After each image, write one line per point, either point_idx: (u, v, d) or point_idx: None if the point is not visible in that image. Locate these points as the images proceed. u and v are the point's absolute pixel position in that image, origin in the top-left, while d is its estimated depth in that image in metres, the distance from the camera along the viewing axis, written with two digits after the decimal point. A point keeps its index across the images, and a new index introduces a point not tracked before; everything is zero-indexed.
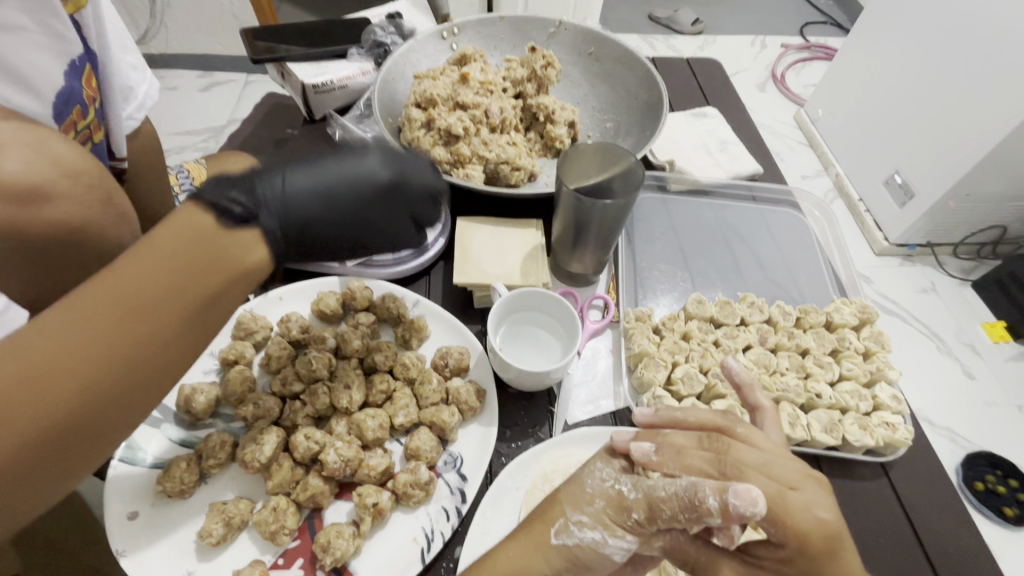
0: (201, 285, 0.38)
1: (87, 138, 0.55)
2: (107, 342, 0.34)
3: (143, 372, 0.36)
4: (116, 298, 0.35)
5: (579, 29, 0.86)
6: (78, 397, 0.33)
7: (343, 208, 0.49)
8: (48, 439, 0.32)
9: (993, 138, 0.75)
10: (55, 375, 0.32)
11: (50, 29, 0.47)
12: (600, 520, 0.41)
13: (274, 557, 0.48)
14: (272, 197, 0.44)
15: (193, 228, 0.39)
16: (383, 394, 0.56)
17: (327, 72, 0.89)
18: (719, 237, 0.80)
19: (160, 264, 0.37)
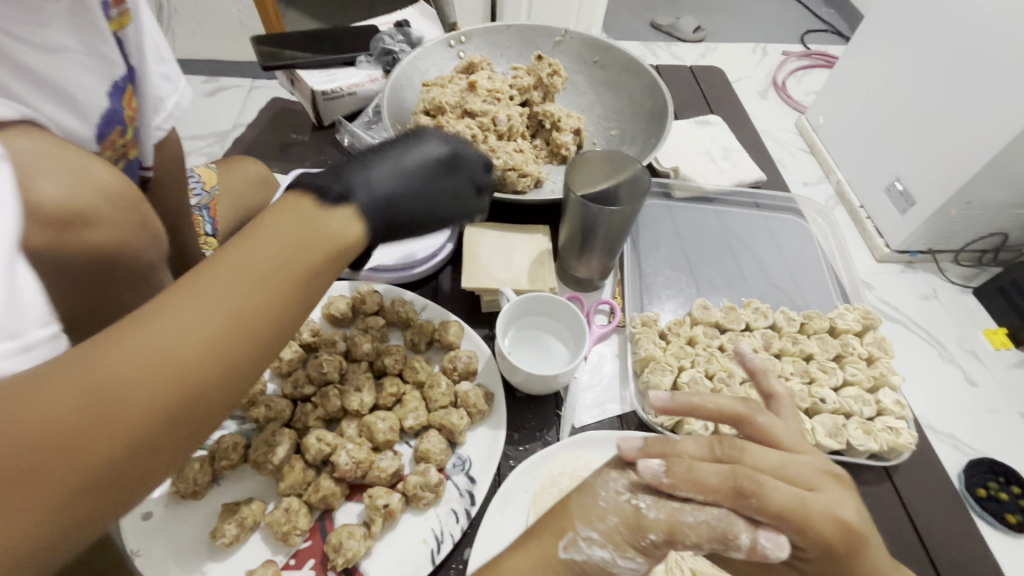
0: (306, 262, 0.36)
1: (121, 156, 0.57)
2: (215, 327, 0.32)
3: (245, 363, 0.33)
4: (221, 282, 0.33)
5: (584, 38, 0.88)
6: (190, 386, 0.31)
7: (421, 186, 0.47)
8: (151, 428, 0.29)
9: (993, 147, 0.76)
10: (170, 361, 0.30)
11: (96, 52, 0.49)
12: (611, 539, 0.39)
13: (286, 558, 0.48)
14: (360, 177, 0.43)
15: (294, 213, 0.38)
16: (393, 397, 0.57)
17: (336, 79, 0.90)
18: (723, 244, 0.81)
19: (262, 250, 0.35)
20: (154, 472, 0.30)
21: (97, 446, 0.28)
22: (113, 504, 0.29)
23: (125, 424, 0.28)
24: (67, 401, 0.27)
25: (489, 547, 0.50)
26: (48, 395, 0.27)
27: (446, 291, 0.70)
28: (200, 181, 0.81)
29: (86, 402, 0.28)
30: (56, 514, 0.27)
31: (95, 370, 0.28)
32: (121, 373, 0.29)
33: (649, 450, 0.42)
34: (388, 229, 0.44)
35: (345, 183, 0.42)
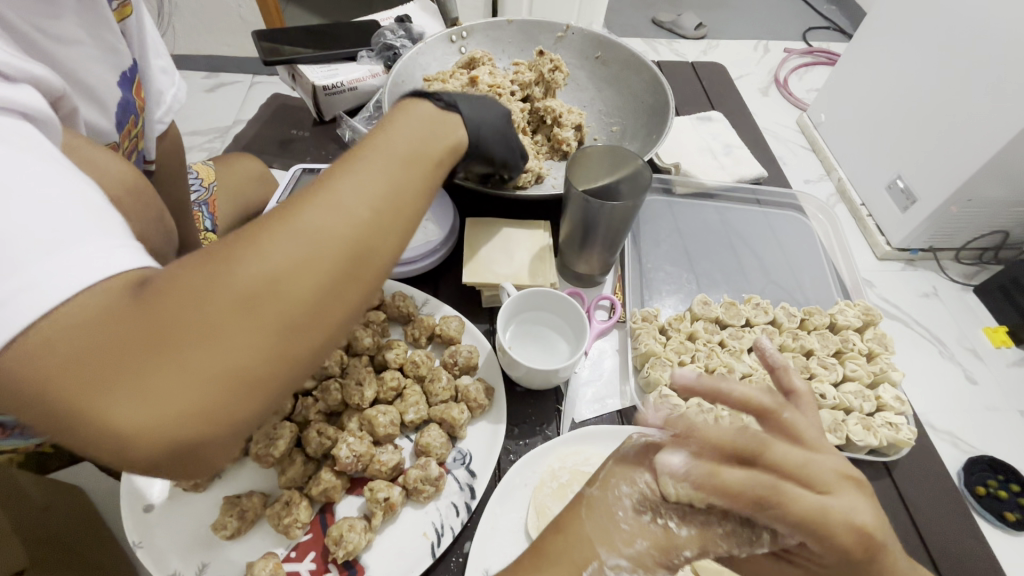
0: (416, 170, 0.37)
1: (132, 147, 0.58)
2: (368, 195, 0.34)
3: (397, 228, 0.35)
4: (364, 163, 0.35)
5: (586, 34, 0.88)
6: (356, 242, 0.33)
7: (502, 121, 0.51)
8: (301, 321, 0.31)
9: (995, 144, 0.76)
10: (335, 223, 0.32)
11: (103, 42, 0.49)
12: (642, 562, 0.40)
13: (287, 551, 0.49)
14: (462, 101, 0.47)
15: (412, 116, 0.41)
16: (394, 391, 0.57)
17: (338, 74, 0.90)
18: (724, 240, 0.81)
19: (396, 139, 0.38)
20: (309, 361, 0.32)
21: (287, 290, 0.30)
22: (302, 356, 0.31)
23: (298, 271, 0.31)
24: (259, 253, 0.31)
25: (488, 541, 0.50)
26: (244, 251, 0.31)
27: (445, 286, 0.70)
28: (198, 178, 0.82)
29: (249, 298, 0.30)
30: (261, 348, 0.30)
31: (268, 232, 0.32)
32: (290, 238, 0.31)
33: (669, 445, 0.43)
34: (477, 151, 0.48)
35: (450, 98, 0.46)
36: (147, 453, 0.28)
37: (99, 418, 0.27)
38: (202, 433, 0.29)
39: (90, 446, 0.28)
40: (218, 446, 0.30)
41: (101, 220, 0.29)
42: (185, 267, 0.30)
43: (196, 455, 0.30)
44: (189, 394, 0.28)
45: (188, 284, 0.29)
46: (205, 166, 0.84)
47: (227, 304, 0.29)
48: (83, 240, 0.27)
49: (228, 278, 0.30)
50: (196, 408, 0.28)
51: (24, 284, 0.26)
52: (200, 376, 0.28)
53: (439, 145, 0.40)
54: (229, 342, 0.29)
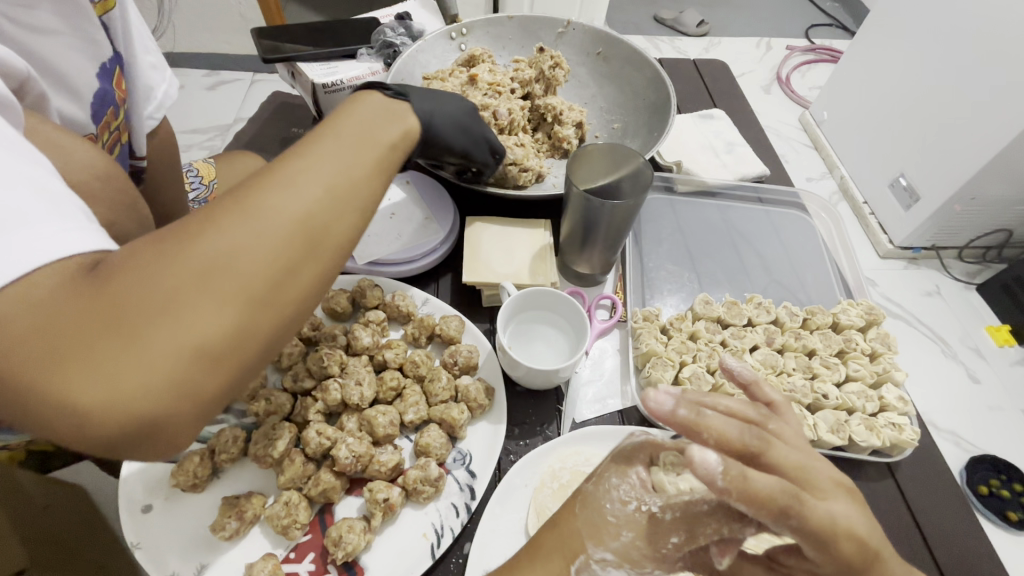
0: (372, 153, 0.38)
1: (115, 140, 0.57)
2: (326, 176, 0.35)
3: (355, 207, 0.35)
4: (317, 146, 0.36)
5: (587, 31, 0.87)
6: (314, 221, 0.33)
7: (457, 115, 0.53)
8: (258, 297, 0.31)
9: (998, 141, 0.75)
10: (292, 203, 0.33)
11: (82, 32, 0.49)
12: (626, 554, 0.40)
13: (286, 552, 0.48)
14: (414, 93, 0.49)
15: (367, 103, 0.42)
16: (393, 391, 0.57)
17: (337, 72, 0.89)
18: (726, 239, 0.80)
19: (353, 124, 0.39)
20: (268, 340, 0.32)
21: (245, 266, 0.31)
22: (259, 333, 0.31)
23: (253, 248, 0.31)
24: (217, 232, 0.31)
25: (487, 542, 0.49)
26: (201, 230, 0.31)
27: (445, 284, 0.69)
28: (197, 175, 0.82)
29: (202, 273, 0.30)
30: (221, 323, 0.30)
31: (221, 213, 0.32)
32: (244, 218, 0.31)
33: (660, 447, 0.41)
34: (432, 137, 0.48)
35: (401, 87, 0.48)
36: (108, 430, 0.28)
37: (57, 395, 0.26)
38: (165, 409, 0.29)
39: (50, 426, 0.27)
40: (182, 423, 0.30)
41: (63, 206, 0.29)
42: (142, 249, 0.30)
43: (160, 433, 0.29)
44: (149, 368, 0.28)
45: (144, 264, 0.29)
46: (204, 162, 0.84)
47: (185, 280, 0.29)
48: (43, 221, 0.28)
49: (186, 255, 0.30)
50: (156, 382, 0.28)
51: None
52: (160, 350, 0.28)
53: (397, 130, 0.41)
54: (189, 317, 0.29)
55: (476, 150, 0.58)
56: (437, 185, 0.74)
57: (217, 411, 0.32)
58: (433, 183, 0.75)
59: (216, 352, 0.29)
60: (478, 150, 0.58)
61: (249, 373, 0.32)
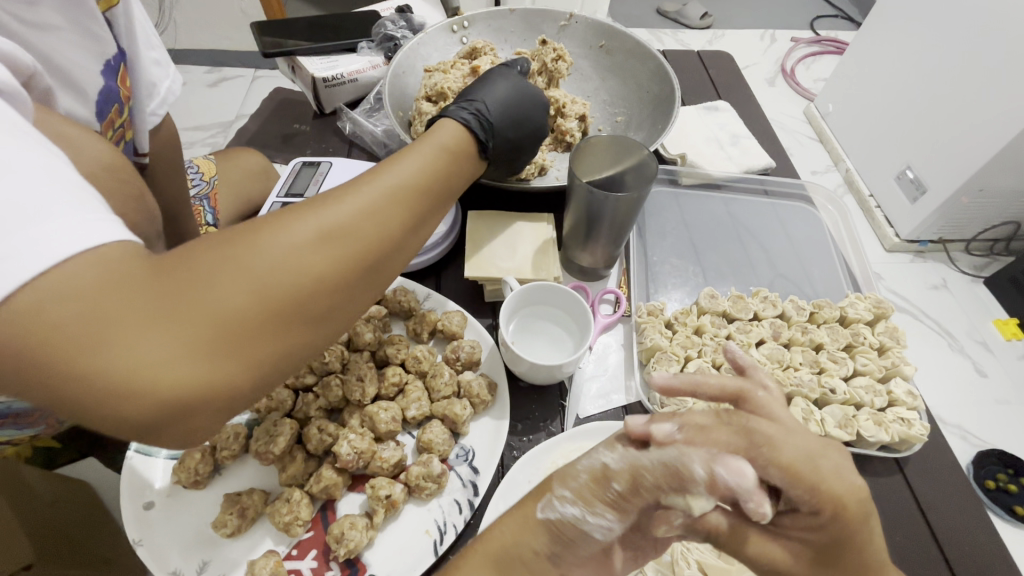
0: (434, 187, 0.42)
1: (120, 137, 0.57)
2: (382, 211, 0.37)
3: (408, 238, 0.39)
4: (388, 174, 0.39)
5: (590, 22, 0.86)
6: (364, 250, 0.36)
7: (521, 140, 0.56)
8: (310, 313, 0.34)
9: (1006, 133, 0.74)
10: (347, 230, 0.35)
11: (83, 27, 0.48)
12: (581, 495, 0.38)
13: (288, 548, 0.48)
14: (495, 124, 0.52)
15: (430, 139, 0.45)
16: (395, 386, 0.56)
17: (337, 66, 0.89)
18: (731, 233, 0.79)
19: (415, 161, 0.42)
20: (303, 351, 0.35)
21: (299, 286, 0.33)
22: (297, 346, 0.34)
23: (315, 265, 0.34)
24: (274, 246, 0.33)
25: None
26: (262, 241, 0.33)
27: (447, 279, 0.69)
28: (199, 172, 0.82)
29: (267, 283, 0.32)
30: (268, 333, 0.32)
31: (287, 223, 0.34)
32: (311, 234, 0.34)
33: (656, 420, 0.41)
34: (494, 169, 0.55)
35: (478, 124, 0.50)
36: (139, 415, 0.29)
37: (99, 379, 0.27)
38: (198, 403, 0.30)
39: (76, 405, 0.28)
40: (207, 416, 0.31)
41: (80, 193, 0.28)
42: (197, 253, 0.32)
43: (184, 424, 0.31)
44: (196, 365, 0.29)
45: (204, 268, 0.31)
46: (205, 159, 0.84)
47: (241, 288, 0.31)
48: (60, 210, 0.27)
49: (251, 264, 0.32)
50: (198, 381, 0.30)
51: (7, 252, 0.25)
52: (207, 352, 0.30)
53: (451, 172, 0.44)
54: (241, 323, 0.31)
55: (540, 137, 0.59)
56: None
57: (239, 411, 0.33)
58: None
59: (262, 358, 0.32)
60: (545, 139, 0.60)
61: (275, 380, 0.34)
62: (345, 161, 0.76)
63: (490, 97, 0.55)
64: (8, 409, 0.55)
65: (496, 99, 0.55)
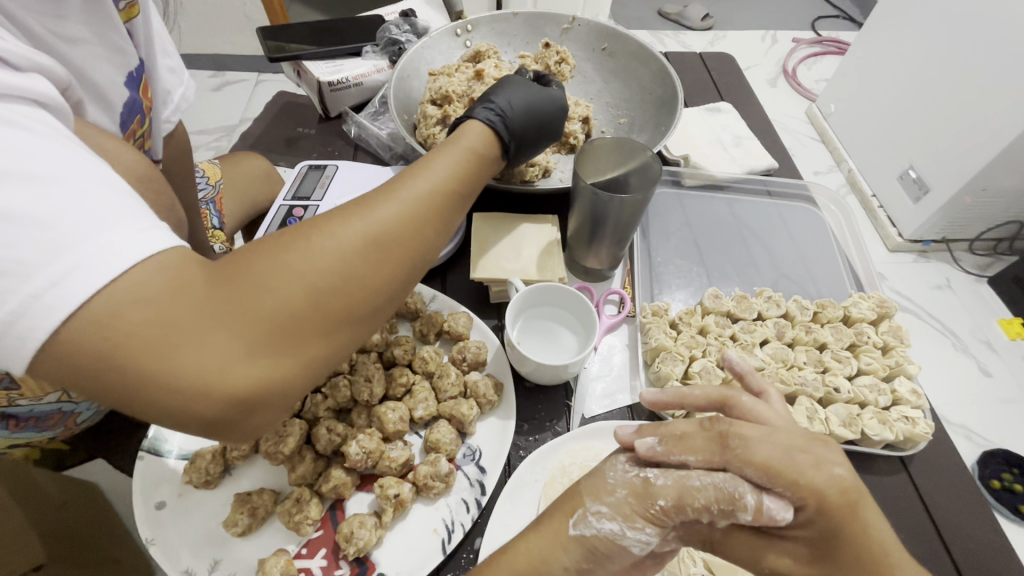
0: (463, 190, 0.43)
1: (140, 146, 0.57)
2: (421, 214, 0.39)
3: (442, 240, 0.40)
4: (422, 178, 0.41)
5: (592, 25, 0.87)
6: (405, 253, 0.37)
7: (540, 142, 0.57)
8: (356, 314, 0.35)
9: (1009, 133, 0.74)
10: (390, 234, 0.37)
11: (109, 41, 0.48)
12: (620, 511, 0.40)
13: (298, 547, 0.49)
14: (518, 127, 0.53)
15: (458, 143, 0.46)
16: (403, 387, 0.57)
17: (342, 70, 0.90)
18: (734, 233, 0.80)
19: (446, 164, 0.43)
20: (349, 349, 0.36)
21: (347, 290, 0.34)
22: (344, 344, 0.36)
23: (362, 269, 0.35)
24: (321, 251, 0.34)
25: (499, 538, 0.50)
26: (310, 247, 0.34)
27: (453, 281, 0.69)
28: (205, 176, 0.81)
29: (317, 288, 0.33)
30: (320, 334, 0.34)
31: (333, 228, 0.35)
32: (356, 238, 0.35)
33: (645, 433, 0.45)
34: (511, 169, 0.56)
35: (489, 120, 0.51)
36: (205, 413, 0.31)
37: (169, 381, 0.29)
38: (257, 401, 0.32)
39: (147, 404, 0.29)
40: (264, 413, 0.33)
41: (136, 205, 0.30)
42: (249, 257, 0.33)
43: (245, 420, 0.32)
44: (256, 365, 0.31)
45: (259, 272, 0.33)
46: (208, 163, 0.84)
47: (294, 292, 0.33)
48: (121, 220, 0.28)
49: (302, 269, 0.33)
50: (258, 380, 0.31)
51: (72, 264, 0.26)
52: (265, 353, 0.32)
53: (478, 175, 0.46)
54: (295, 326, 0.33)
55: (556, 133, 0.59)
56: None
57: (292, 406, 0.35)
58: None
59: (314, 358, 0.34)
60: (559, 137, 0.59)
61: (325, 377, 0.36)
62: (351, 165, 0.77)
63: (515, 99, 0.55)
64: (30, 411, 0.56)
65: (520, 101, 0.55)
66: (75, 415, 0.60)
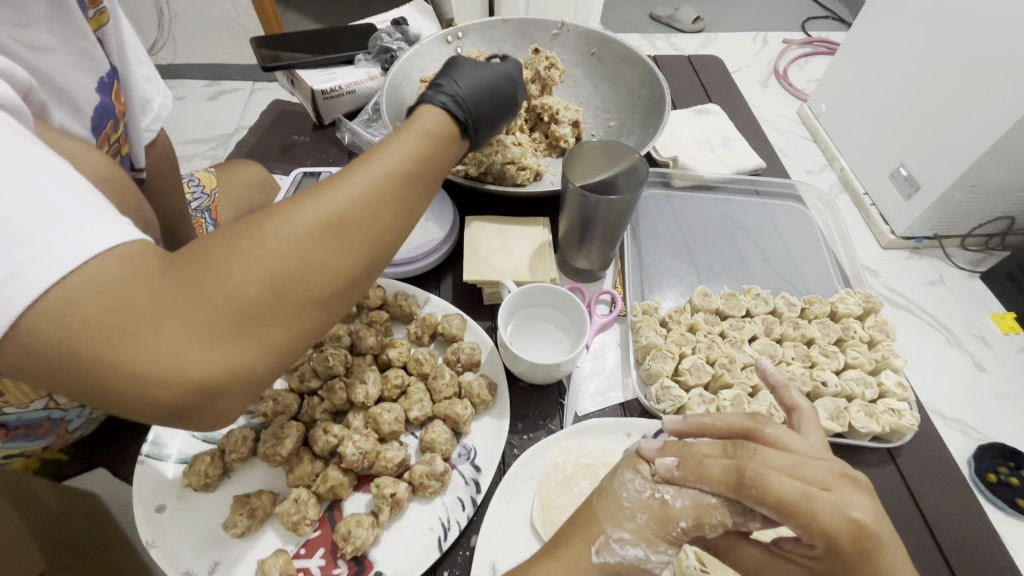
0: (426, 171, 0.42)
1: (115, 151, 0.59)
2: (379, 199, 0.37)
3: (405, 224, 0.39)
4: (380, 159, 0.39)
5: (581, 30, 0.88)
6: (363, 238, 0.36)
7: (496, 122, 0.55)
8: (314, 300, 0.35)
9: (996, 130, 0.76)
10: (345, 221, 0.36)
11: (76, 48, 0.50)
12: (643, 536, 0.41)
13: (296, 547, 0.50)
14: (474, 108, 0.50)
15: (424, 121, 0.45)
16: (398, 388, 0.58)
17: (335, 78, 0.91)
18: (723, 231, 0.81)
19: (409, 145, 0.41)
20: (311, 335, 0.36)
21: (302, 278, 0.34)
22: (305, 331, 0.35)
23: (315, 254, 0.35)
24: (274, 240, 0.34)
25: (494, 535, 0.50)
26: (262, 235, 0.34)
27: (446, 283, 0.71)
28: (200, 185, 0.83)
29: (271, 276, 0.33)
30: (277, 322, 0.34)
31: (288, 215, 0.35)
32: (309, 224, 0.35)
33: (668, 450, 0.44)
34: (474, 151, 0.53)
35: (466, 112, 0.49)
36: (167, 402, 0.31)
37: (127, 372, 0.29)
38: (218, 388, 0.32)
39: (113, 396, 0.30)
40: (229, 399, 0.34)
41: (97, 202, 0.30)
42: (204, 249, 0.33)
43: (209, 406, 0.33)
44: (211, 355, 0.32)
45: (213, 263, 0.33)
46: (206, 171, 0.86)
47: (249, 282, 0.33)
48: (85, 214, 0.29)
49: (255, 258, 0.33)
50: (218, 370, 0.32)
51: (33, 255, 0.27)
52: (222, 343, 0.32)
53: (444, 156, 0.44)
54: (251, 315, 0.33)
55: (513, 116, 0.59)
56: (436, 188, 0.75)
57: (261, 392, 0.36)
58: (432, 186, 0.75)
59: (272, 344, 0.34)
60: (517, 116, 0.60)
61: (291, 364, 0.36)
62: None
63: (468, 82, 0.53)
64: (19, 419, 0.57)
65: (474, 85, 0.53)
66: (66, 423, 0.61)
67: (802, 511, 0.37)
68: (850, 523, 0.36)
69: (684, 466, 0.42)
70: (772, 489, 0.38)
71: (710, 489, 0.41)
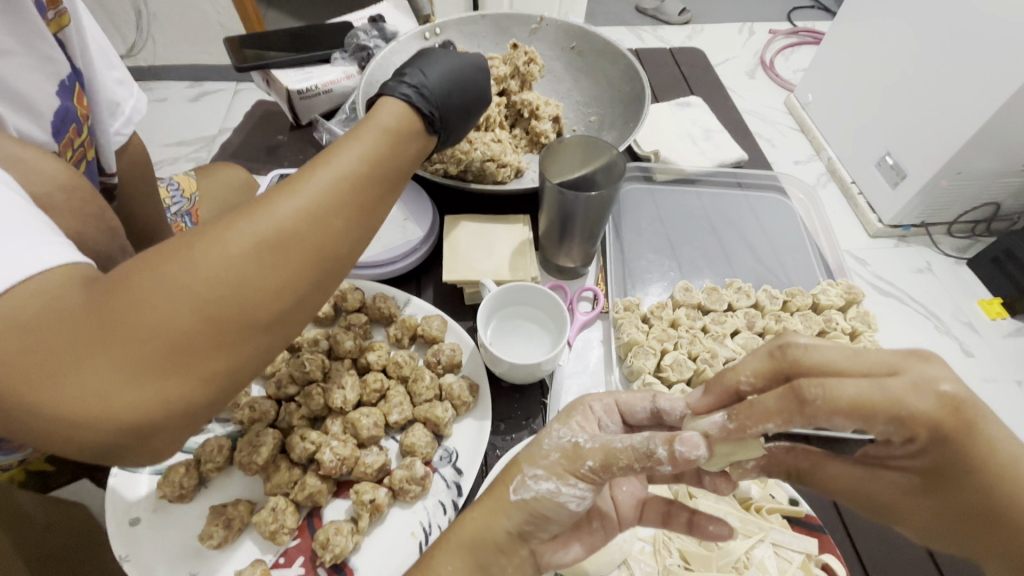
0: (379, 178, 0.40)
1: (81, 157, 0.56)
2: (319, 207, 0.36)
3: (356, 235, 0.37)
4: (327, 168, 0.37)
5: (560, 24, 0.87)
6: (305, 254, 0.35)
7: (468, 115, 0.56)
8: (252, 323, 0.33)
9: (979, 118, 0.76)
10: (284, 233, 0.34)
11: (37, 51, 0.48)
12: (554, 471, 0.40)
13: (275, 557, 0.49)
14: (438, 102, 0.50)
15: (380, 120, 0.43)
16: (377, 392, 0.57)
17: (312, 77, 0.90)
18: (706, 225, 0.80)
19: (359, 147, 0.40)
20: (256, 360, 0.34)
21: (241, 293, 0.32)
22: (247, 357, 0.33)
23: (252, 274, 0.33)
24: (207, 255, 0.32)
25: (499, 517, 0.41)
26: (195, 256, 0.32)
27: (428, 284, 0.70)
28: (178, 189, 0.81)
29: (206, 300, 0.31)
30: (213, 352, 0.31)
31: (225, 235, 0.33)
32: (246, 243, 0.33)
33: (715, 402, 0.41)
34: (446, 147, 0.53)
35: (432, 105, 0.49)
36: (99, 440, 0.30)
37: (51, 409, 0.28)
38: (153, 424, 0.31)
39: (42, 434, 0.29)
40: (168, 434, 0.32)
41: (35, 223, 0.31)
42: (134, 268, 0.31)
43: (147, 442, 0.31)
44: (142, 390, 0.30)
45: (141, 285, 0.31)
46: (185, 175, 0.83)
47: (182, 301, 0.31)
48: (21, 239, 0.30)
49: (185, 282, 0.31)
50: (152, 402, 0.30)
51: None
52: (159, 373, 0.30)
53: (403, 153, 0.43)
54: (184, 344, 0.30)
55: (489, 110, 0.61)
56: (416, 188, 0.74)
57: (204, 422, 0.34)
58: (412, 187, 0.74)
59: (210, 375, 0.32)
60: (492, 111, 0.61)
61: (234, 391, 0.34)
62: None
63: (431, 73, 0.53)
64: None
65: (436, 75, 0.53)
66: None
67: (883, 409, 0.32)
68: (940, 400, 0.31)
69: (736, 418, 0.37)
70: (840, 395, 0.32)
71: (775, 426, 0.35)
